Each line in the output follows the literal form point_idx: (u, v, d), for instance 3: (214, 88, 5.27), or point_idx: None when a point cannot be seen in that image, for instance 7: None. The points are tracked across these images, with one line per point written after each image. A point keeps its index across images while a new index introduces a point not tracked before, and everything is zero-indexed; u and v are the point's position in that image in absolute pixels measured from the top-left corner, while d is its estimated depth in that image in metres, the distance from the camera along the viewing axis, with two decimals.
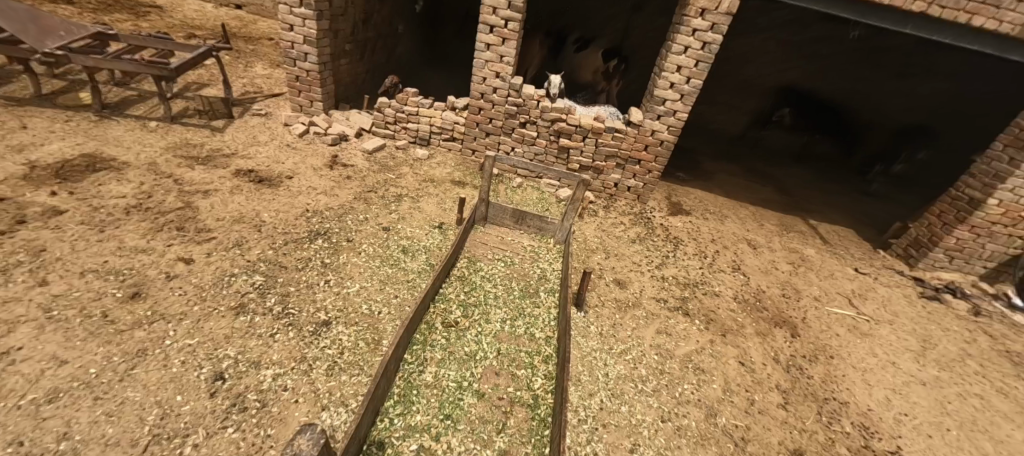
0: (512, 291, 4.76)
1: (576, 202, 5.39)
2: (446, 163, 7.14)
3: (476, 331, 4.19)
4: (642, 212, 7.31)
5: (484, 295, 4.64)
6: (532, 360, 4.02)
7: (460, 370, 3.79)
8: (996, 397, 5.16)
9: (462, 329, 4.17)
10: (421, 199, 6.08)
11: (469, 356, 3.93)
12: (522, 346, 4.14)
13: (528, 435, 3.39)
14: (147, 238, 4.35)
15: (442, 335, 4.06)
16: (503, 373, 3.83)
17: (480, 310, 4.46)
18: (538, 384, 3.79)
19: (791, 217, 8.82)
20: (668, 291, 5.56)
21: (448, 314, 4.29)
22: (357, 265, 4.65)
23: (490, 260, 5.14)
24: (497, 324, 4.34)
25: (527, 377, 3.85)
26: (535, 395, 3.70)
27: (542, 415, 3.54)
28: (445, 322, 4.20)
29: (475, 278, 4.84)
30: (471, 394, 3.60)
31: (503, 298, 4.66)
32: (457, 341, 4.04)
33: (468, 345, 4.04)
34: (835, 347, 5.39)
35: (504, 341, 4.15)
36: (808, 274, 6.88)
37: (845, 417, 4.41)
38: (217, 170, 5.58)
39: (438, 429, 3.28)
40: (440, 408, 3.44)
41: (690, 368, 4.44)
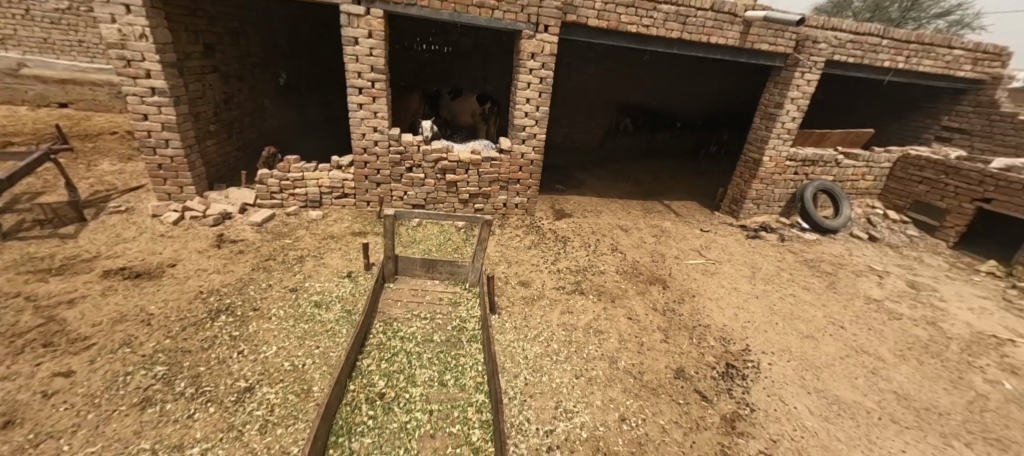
0: (435, 347, 4.56)
1: (482, 241, 5.42)
2: (343, 219, 7.36)
3: (403, 400, 3.90)
4: (533, 223, 8.32)
5: (407, 354, 4.42)
6: (468, 414, 3.83)
7: (393, 450, 3.46)
8: (803, 292, 7.03)
9: (389, 401, 3.87)
10: (324, 254, 6.26)
11: (401, 430, 3.62)
12: (455, 402, 3.94)
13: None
14: (11, 363, 3.96)
15: (369, 412, 3.74)
16: (441, 438, 3.59)
17: (405, 373, 4.19)
18: (476, 436, 3.62)
19: (649, 201, 10.72)
20: (564, 279, 6.50)
21: (371, 388, 3.97)
22: (270, 330, 4.72)
23: (407, 319, 4.92)
24: (425, 385, 4.09)
25: (466, 431, 3.68)
26: (475, 449, 3.53)
27: None
28: (366, 396, 3.87)
29: (395, 341, 4.56)
30: None
31: (427, 356, 4.43)
32: (387, 415, 3.74)
33: (397, 419, 3.73)
34: (696, 289, 6.82)
35: (437, 401, 3.92)
36: (668, 240, 8.51)
37: (710, 335, 5.70)
38: (82, 277, 5.17)
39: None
40: None
41: (591, 332, 5.36)
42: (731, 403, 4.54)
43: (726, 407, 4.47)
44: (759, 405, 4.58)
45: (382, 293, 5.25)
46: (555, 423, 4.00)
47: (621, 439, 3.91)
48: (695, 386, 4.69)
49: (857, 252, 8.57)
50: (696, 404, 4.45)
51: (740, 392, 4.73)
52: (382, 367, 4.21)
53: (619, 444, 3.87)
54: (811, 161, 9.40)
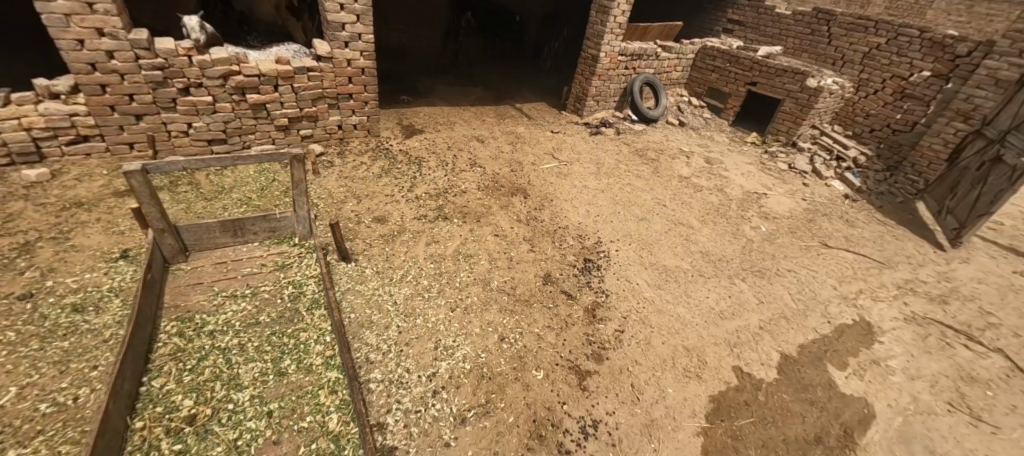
0: (262, 334, 3.84)
1: (300, 186, 4.56)
2: (95, 174, 5.17)
3: (226, 414, 3.21)
4: (379, 145, 7.23)
5: (223, 353, 3.62)
6: (319, 400, 3.42)
7: None
8: (637, 181, 7.94)
9: (205, 421, 3.15)
10: (73, 234, 4.39)
11: (229, 451, 3.01)
12: (301, 392, 3.46)
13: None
14: None
15: (174, 446, 2.97)
16: (286, 441, 3.13)
17: (224, 377, 3.45)
18: (333, 421, 3.29)
19: (500, 106, 10.37)
20: (425, 206, 5.97)
21: (173, 413, 3.14)
22: (1, 363, 3.24)
23: (213, 309, 3.95)
24: (256, 383, 3.46)
25: (320, 420, 3.29)
26: (334, 435, 3.21)
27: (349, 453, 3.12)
28: (170, 425, 3.07)
29: (201, 343, 3.65)
30: None
31: (253, 348, 3.71)
32: (201, 442, 3.03)
33: (222, 438, 3.08)
34: (553, 193, 7.08)
35: (273, 400, 3.36)
36: (524, 147, 8.48)
37: (569, 236, 6.07)
38: None
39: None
40: None
41: (461, 259, 5.14)
42: (592, 295, 5.01)
43: (588, 300, 4.92)
44: (612, 290, 5.17)
45: (169, 282, 4.09)
46: (437, 364, 3.83)
47: (503, 359, 4.00)
48: (562, 288, 5.01)
49: (672, 137, 9.98)
50: (564, 304, 4.78)
51: (597, 282, 5.25)
52: (187, 380, 3.36)
53: (501, 364, 3.94)
54: (637, 55, 10.07)
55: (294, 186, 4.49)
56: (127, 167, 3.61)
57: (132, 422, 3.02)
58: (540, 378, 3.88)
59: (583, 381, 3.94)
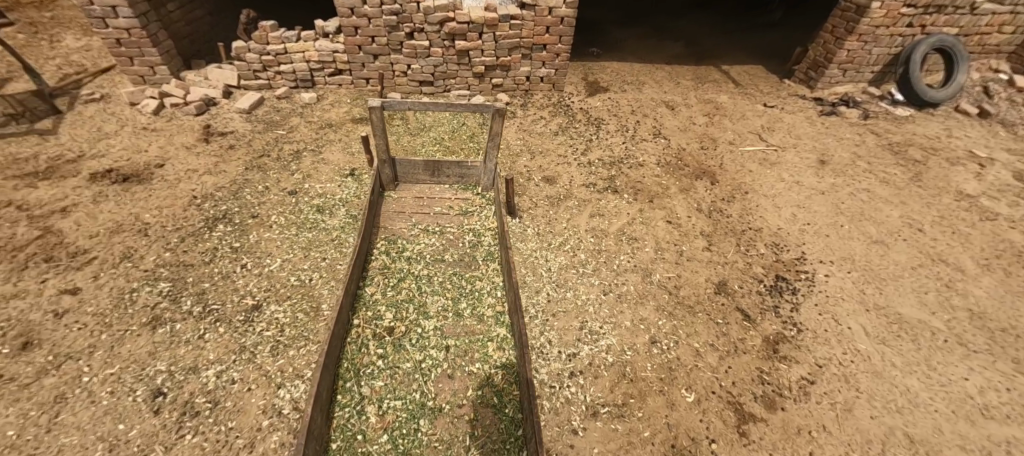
0: (445, 272, 4.32)
1: (495, 138, 4.73)
2: (341, 102, 6.40)
3: (415, 336, 3.78)
4: (561, 101, 7.05)
5: (415, 282, 4.21)
6: (488, 351, 3.72)
7: (408, 390, 3.44)
8: (880, 187, 5.95)
9: (399, 336, 3.77)
10: (323, 149, 5.54)
11: (416, 370, 3.57)
12: (473, 337, 3.82)
13: (500, 439, 3.22)
14: (13, 281, 3.80)
15: (378, 351, 3.65)
16: (459, 378, 3.54)
17: (416, 303, 4.03)
18: (498, 377, 3.56)
19: (703, 69, 8.92)
20: (596, 174, 5.62)
21: (380, 323, 3.84)
22: (273, 240, 4.37)
23: (412, 239, 4.59)
24: (438, 317, 3.95)
25: (485, 370, 3.61)
26: (498, 391, 3.48)
27: (511, 415, 3.35)
28: (376, 331, 3.77)
29: (400, 268, 4.32)
30: (427, 416, 3.30)
31: (439, 284, 4.23)
32: (397, 354, 3.65)
33: (411, 357, 3.65)
34: (749, 183, 5.86)
35: (449, 337, 3.80)
36: (723, 120, 7.15)
37: (760, 241, 5.00)
38: (67, 180, 4.76)
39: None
40: (395, 449, 3.12)
41: (624, 240, 4.74)
42: (777, 324, 4.08)
43: (770, 328, 4.02)
44: (808, 326, 4.11)
45: (382, 207, 4.88)
46: (580, 346, 3.68)
47: (650, 365, 3.61)
48: (738, 304, 4.20)
49: (958, 133, 7.04)
50: (737, 324, 4.00)
51: (788, 310, 4.23)
52: (390, 298, 4.04)
53: (647, 369, 3.57)
54: (934, 8, 7.12)
55: (490, 139, 4.68)
56: (370, 101, 4.37)
57: (353, 319, 3.82)
58: (690, 402, 3.40)
59: (743, 424, 3.31)
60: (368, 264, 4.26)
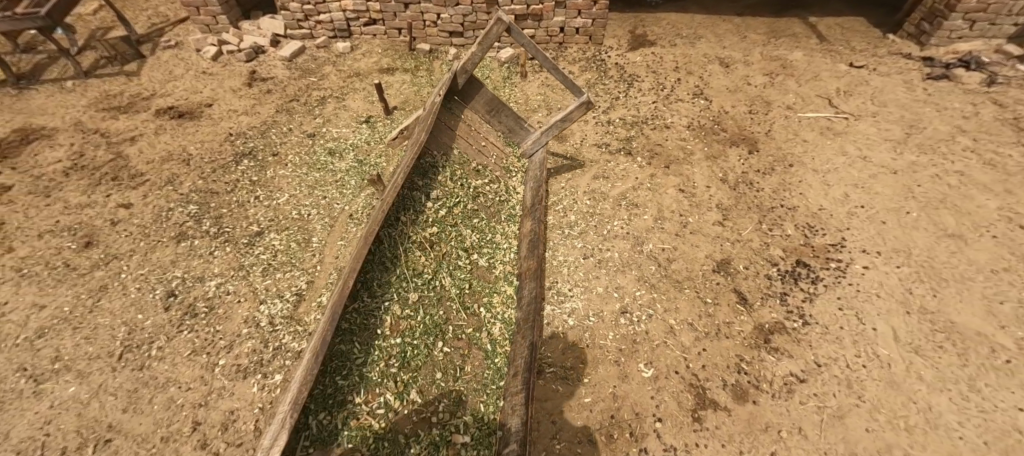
0: (473, 208, 4.36)
1: (566, 120, 4.44)
2: (373, 52, 6.72)
3: (445, 257, 3.94)
4: (595, 56, 6.67)
5: (445, 206, 4.24)
6: (491, 301, 3.74)
7: (427, 308, 3.60)
8: (980, 170, 4.73)
9: (425, 251, 3.90)
10: (346, 96, 5.91)
11: (432, 291, 3.70)
12: (482, 284, 3.85)
13: (481, 383, 3.28)
14: (88, 193, 4.63)
15: (407, 257, 3.82)
16: (461, 317, 3.61)
17: (446, 225, 4.12)
18: (496, 330, 3.58)
19: (783, 21, 7.75)
20: (612, 134, 5.24)
21: (412, 232, 3.96)
22: (285, 177, 4.77)
23: (453, 161, 4.60)
24: (460, 250, 4.02)
25: (487, 318, 3.64)
26: (493, 341, 3.51)
27: (498, 364, 3.39)
28: (405, 237, 3.91)
29: (437, 184, 4.36)
30: (435, 337, 3.45)
31: (467, 217, 4.27)
32: (419, 265, 3.80)
33: (433, 276, 3.79)
34: (798, 155, 5.03)
35: (462, 271, 3.89)
36: (788, 81, 6.13)
37: (790, 221, 4.33)
38: (141, 114, 5.64)
39: (403, 378, 3.20)
40: (404, 353, 3.31)
41: (622, 205, 4.39)
42: (779, 312, 3.56)
43: (767, 316, 3.53)
44: (820, 320, 3.54)
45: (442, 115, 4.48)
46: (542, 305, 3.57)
47: (613, 334, 3.38)
48: (737, 286, 3.72)
49: None
50: (728, 307, 3.58)
51: (799, 299, 3.67)
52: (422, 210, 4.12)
53: (608, 338, 3.35)
54: None
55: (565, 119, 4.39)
56: (503, 13, 4.10)
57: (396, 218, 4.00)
58: (645, 377, 3.15)
59: (700, 411, 3.00)
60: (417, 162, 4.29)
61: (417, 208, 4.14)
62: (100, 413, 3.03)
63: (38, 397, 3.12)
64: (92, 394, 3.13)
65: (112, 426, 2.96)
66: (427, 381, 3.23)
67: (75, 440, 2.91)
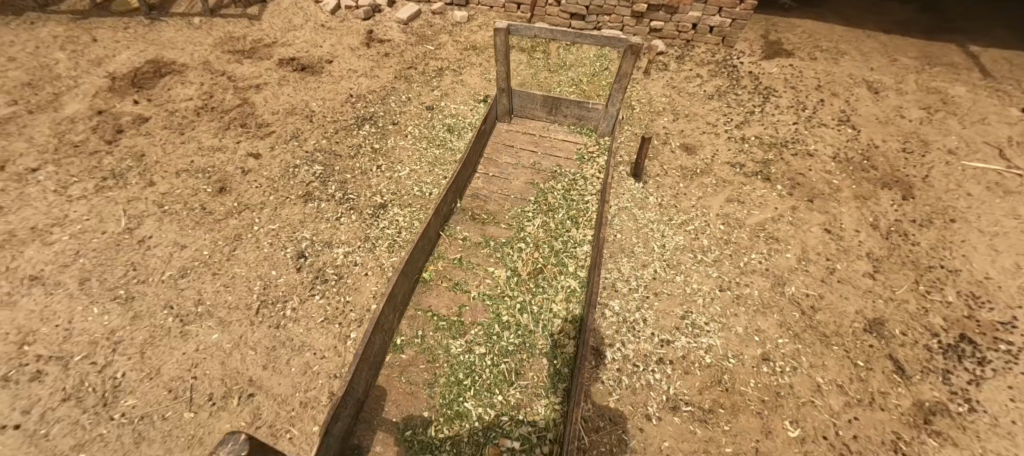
0: (545, 210, 4.02)
1: (622, 78, 4.20)
2: (488, 25, 6.45)
3: (507, 258, 3.64)
4: (726, 60, 6.14)
5: (511, 206, 4.01)
6: (557, 297, 3.42)
7: (488, 309, 3.30)
8: None
9: (489, 255, 3.66)
10: (463, 70, 5.71)
11: (490, 294, 3.39)
12: (547, 281, 3.52)
13: (545, 388, 2.92)
14: (219, 137, 4.72)
15: (469, 263, 3.58)
16: (524, 317, 3.29)
17: (503, 223, 3.88)
18: (559, 329, 3.23)
19: (940, 45, 6.88)
20: (747, 155, 4.82)
21: (477, 242, 3.74)
22: (405, 149, 4.69)
23: (519, 171, 4.32)
24: (524, 248, 3.72)
25: (550, 317, 3.31)
26: (557, 343, 3.16)
27: (563, 368, 3.02)
28: (469, 251, 3.67)
29: (505, 196, 4.10)
30: (493, 338, 3.14)
31: (536, 216, 3.98)
32: (481, 269, 3.55)
33: (495, 277, 3.51)
34: (961, 210, 4.48)
35: (524, 268, 3.58)
36: (948, 120, 5.46)
37: (951, 286, 3.87)
38: (264, 62, 5.68)
39: (458, 378, 2.91)
40: (462, 354, 3.03)
41: (761, 237, 4.05)
42: (940, 391, 3.22)
43: (928, 393, 3.20)
44: (988, 408, 3.16)
45: (493, 137, 4.67)
46: (678, 335, 3.36)
47: (754, 382, 3.15)
48: (893, 352, 3.39)
49: None
50: (883, 375, 3.26)
51: (964, 381, 3.29)
52: (487, 223, 3.88)
53: (749, 385, 3.13)
54: None
55: (616, 78, 4.17)
56: (500, 24, 4.19)
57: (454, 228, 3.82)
58: (792, 437, 2.92)
59: None
60: (468, 182, 4.14)
61: (478, 223, 3.88)
62: (241, 366, 3.12)
63: (185, 338, 3.24)
64: (233, 344, 3.22)
65: (253, 381, 3.04)
66: (484, 384, 2.91)
67: (221, 387, 3.01)
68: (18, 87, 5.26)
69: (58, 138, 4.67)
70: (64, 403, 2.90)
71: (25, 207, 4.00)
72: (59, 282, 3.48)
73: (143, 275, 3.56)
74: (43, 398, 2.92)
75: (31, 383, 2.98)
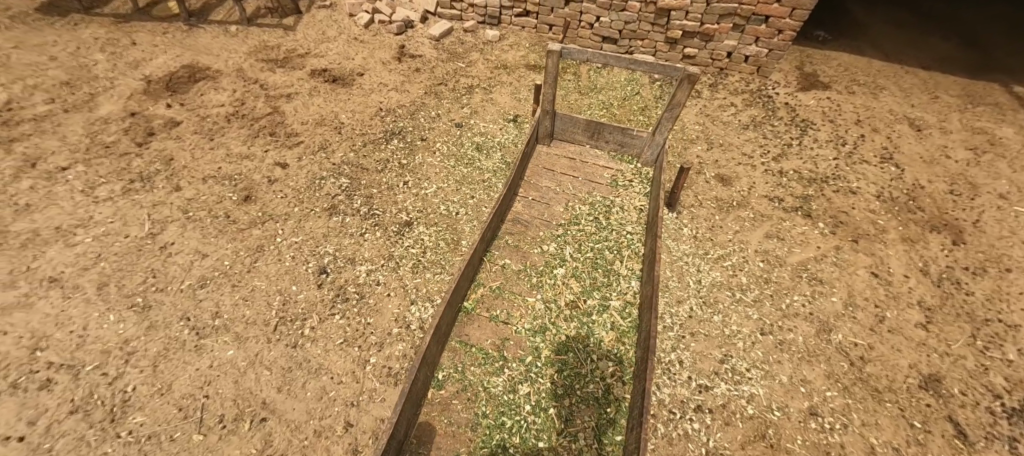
0: (588, 241, 3.88)
1: (674, 108, 4.01)
2: (519, 45, 6.43)
3: (550, 290, 3.52)
4: (761, 89, 6.00)
5: (553, 235, 3.88)
6: (604, 337, 3.27)
7: (532, 344, 3.19)
8: None
9: (532, 285, 3.53)
10: (494, 89, 5.66)
11: (535, 329, 3.27)
12: (591, 318, 3.37)
13: (592, 435, 2.79)
14: (248, 144, 4.69)
15: (511, 293, 3.46)
16: (569, 356, 3.16)
17: (545, 252, 3.75)
18: (607, 371, 3.09)
19: (983, 84, 6.65)
20: (786, 189, 4.63)
21: (519, 271, 3.61)
22: (433, 166, 4.60)
23: (561, 197, 4.19)
24: (568, 281, 3.59)
25: (596, 356, 3.16)
26: (605, 386, 3.02)
27: (611, 414, 2.89)
28: (509, 279, 3.54)
29: (546, 224, 3.95)
30: (537, 376, 3.03)
31: (580, 246, 3.84)
32: (523, 301, 3.43)
33: (538, 310, 3.38)
34: (1017, 259, 4.21)
35: (570, 302, 3.45)
36: (997, 163, 5.21)
37: (1011, 343, 3.59)
38: (296, 71, 5.71)
39: (502, 420, 2.80)
40: (505, 394, 2.93)
41: (804, 278, 3.83)
42: None
43: None
44: None
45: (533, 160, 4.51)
46: (717, 381, 3.14)
47: (801, 439, 2.90)
48: (952, 413, 3.11)
49: None
50: (942, 439, 2.98)
51: None
52: (530, 250, 3.76)
53: (796, 442, 2.88)
54: None
55: (667, 107, 3.98)
56: (552, 44, 4.01)
57: (494, 254, 3.70)
58: None
59: None
60: (509, 208, 4.01)
61: (518, 249, 3.75)
62: (256, 386, 2.97)
63: (199, 353, 3.11)
64: (249, 362, 3.09)
65: (267, 404, 2.89)
66: (528, 428, 2.80)
67: (233, 409, 2.86)
68: (56, 85, 5.34)
69: (90, 138, 4.69)
70: (72, 416, 2.78)
71: (51, 205, 3.97)
72: (77, 286, 3.40)
73: (161, 283, 3.47)
74: (51, 408, 2.80)
75: (39, 391, 2.87)
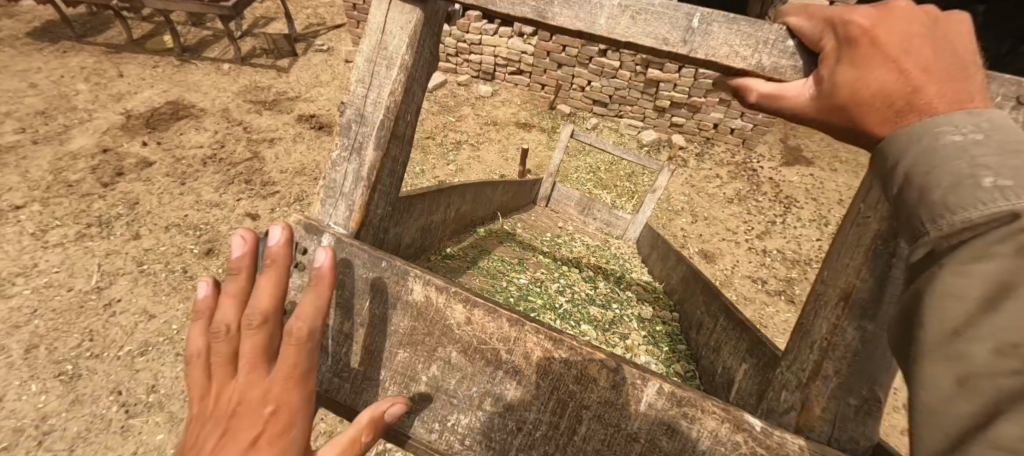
0: (591, 241, 3.92)
1: (658, 190, 4.06)
2: (511, 101, 6.53)
3: (564, 248, 3.49)
4: (746, 162, 6.05)
5: (560, 234, 3.85)
6: (631, 287, 3.13)
7: (556, 267, 2.98)
8: None
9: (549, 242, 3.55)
10: (481, 146, 5.65)
11: (558, 261, 3.13)
12: (609, 275, 3.25)
13: (645, 337, 2.42)
14: (220, 191, 4.51)
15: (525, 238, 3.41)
16: (600, 285, 2.97)
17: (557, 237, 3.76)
18: (645, 304, 2.86)
19: None
20: (769, 270, 4.56)
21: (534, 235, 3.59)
22: None
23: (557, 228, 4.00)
24: (582, 252, 3.56)
25: (626, 293, 2.97)
26: (647, 314, 2.73)
27: (662, 330, 2.55)
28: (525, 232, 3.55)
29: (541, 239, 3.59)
30: (564, 280, 2.81)
31: (587, 242, 3.87)
32: (536, 246, 3.31)
33: (557, 254, 3.29)
34: None
35: (592, 262, 3.37)
36: None
37: None
38: (283, 115, 5.64)
39: (537, 298, 2.47)
40: (534, 284, 2.61)
41: None
42: None
43: None
44: None
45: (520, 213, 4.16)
46: None
47: None
48: None
49: None
50: None
51: None
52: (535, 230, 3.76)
53: None
54: None
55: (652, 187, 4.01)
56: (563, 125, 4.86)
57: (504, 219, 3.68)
58: None
59: None
60: (515, 207, 4.10)
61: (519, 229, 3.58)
62: None
63: (124, 435, 2.78)
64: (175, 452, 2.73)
65: None
66: (564, 309, 2.44)
67: None
68: (30, 114, 5.17)
69: (53, 174, 4.48)
70: None
71: None
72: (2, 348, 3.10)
73: (97, 348, 3.19)
74: None
75: None
